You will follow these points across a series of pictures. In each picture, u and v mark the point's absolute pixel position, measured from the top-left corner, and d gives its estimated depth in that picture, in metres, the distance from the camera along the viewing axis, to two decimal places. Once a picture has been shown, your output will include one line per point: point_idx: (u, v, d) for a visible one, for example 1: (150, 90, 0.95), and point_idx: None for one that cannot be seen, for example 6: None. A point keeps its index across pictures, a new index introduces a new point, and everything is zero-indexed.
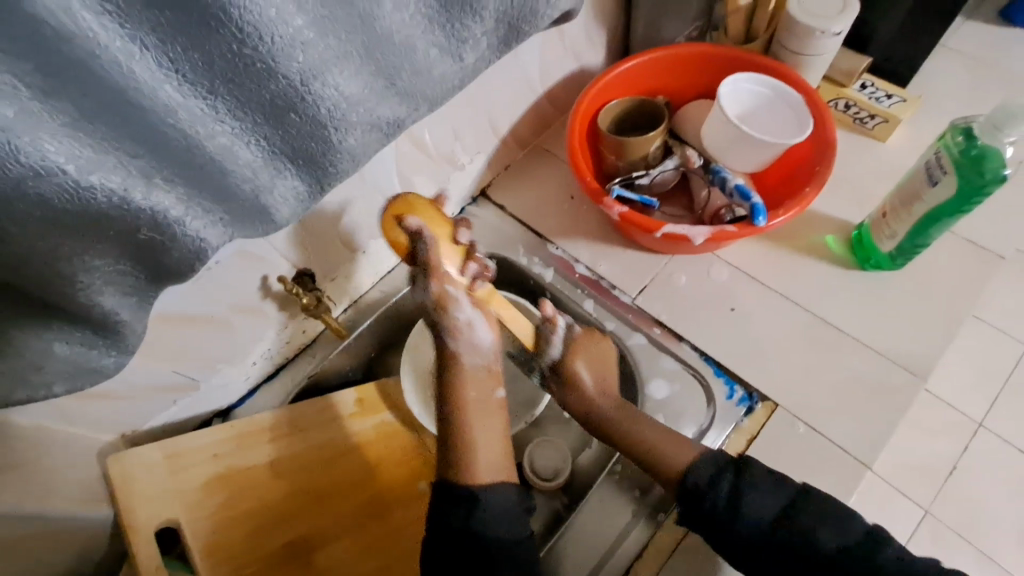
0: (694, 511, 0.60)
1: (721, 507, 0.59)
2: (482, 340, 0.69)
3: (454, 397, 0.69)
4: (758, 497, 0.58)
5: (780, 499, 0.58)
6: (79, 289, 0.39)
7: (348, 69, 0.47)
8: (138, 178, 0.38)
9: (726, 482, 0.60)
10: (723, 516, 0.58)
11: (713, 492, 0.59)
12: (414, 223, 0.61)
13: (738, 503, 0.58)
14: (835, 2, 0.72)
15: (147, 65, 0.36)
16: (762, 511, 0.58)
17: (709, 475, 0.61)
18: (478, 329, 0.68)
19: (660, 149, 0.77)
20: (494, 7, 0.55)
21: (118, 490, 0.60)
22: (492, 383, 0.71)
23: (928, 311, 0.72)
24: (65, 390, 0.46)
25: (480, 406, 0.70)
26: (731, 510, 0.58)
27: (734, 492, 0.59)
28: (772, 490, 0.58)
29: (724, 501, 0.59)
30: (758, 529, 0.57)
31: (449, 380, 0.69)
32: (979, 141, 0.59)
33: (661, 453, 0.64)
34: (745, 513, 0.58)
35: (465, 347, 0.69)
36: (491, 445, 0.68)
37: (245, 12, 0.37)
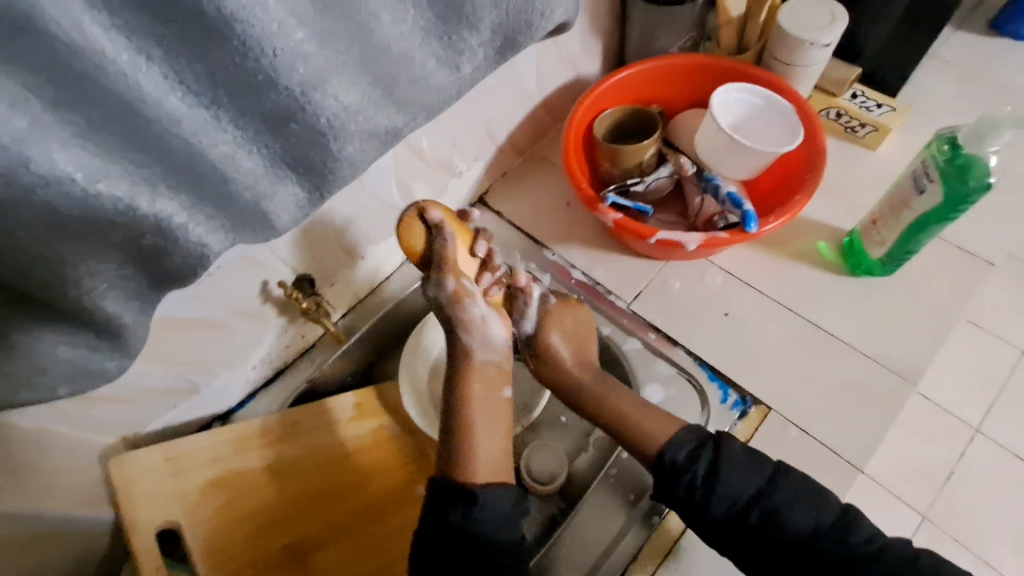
0: (671, 486, 0.62)
1: (698, 485, 0.61)
2: (494, 337, 0.72)
3: (463, 391, 0.70)
4: (732, 475, 0.60)
5: (754, 479, 0.60)
6: (84, 293, 0.41)
7: (347, 80, 0.48)
8: (143, 185, 0.39)
9: (703, 461, 0.62)
10: (700, 494, 0.60)
11: (691, 469, 0.61)
12: (437, 215, 0.67)
13: (713, 480, 0.60)
14: (825, 14, 0.74)
15: (153, 77, 0.37)
16: (738, 490, 0.60)
17: (687, 451, 0.63)
18: (491, 325, 0.71)
19: (654, 156, 0.78)
20: (490, 20, 0.56)
21: (119, 492, 0.60)
22: (499, 381, 0.73)
23: (918, 316, 0.73)
24: (69, 393, 0.47)
25: (485, 404, 0.71)
26: (708, 488, 0.60)
27: (711, 470, 0.61)
28: (746, 469, 0.61)
29: (702, 478, 0.61)
30: (733, 507, 0.59)
31: (458, 374, 0.70)
32: (964, 150, 0.61)
33: (644, 427, 0.66)
34: (720, 491, 0.60)
35: (478, 343, 0.71)
36: (495, 443, 0.68)
37: (248, 27, 0.38)
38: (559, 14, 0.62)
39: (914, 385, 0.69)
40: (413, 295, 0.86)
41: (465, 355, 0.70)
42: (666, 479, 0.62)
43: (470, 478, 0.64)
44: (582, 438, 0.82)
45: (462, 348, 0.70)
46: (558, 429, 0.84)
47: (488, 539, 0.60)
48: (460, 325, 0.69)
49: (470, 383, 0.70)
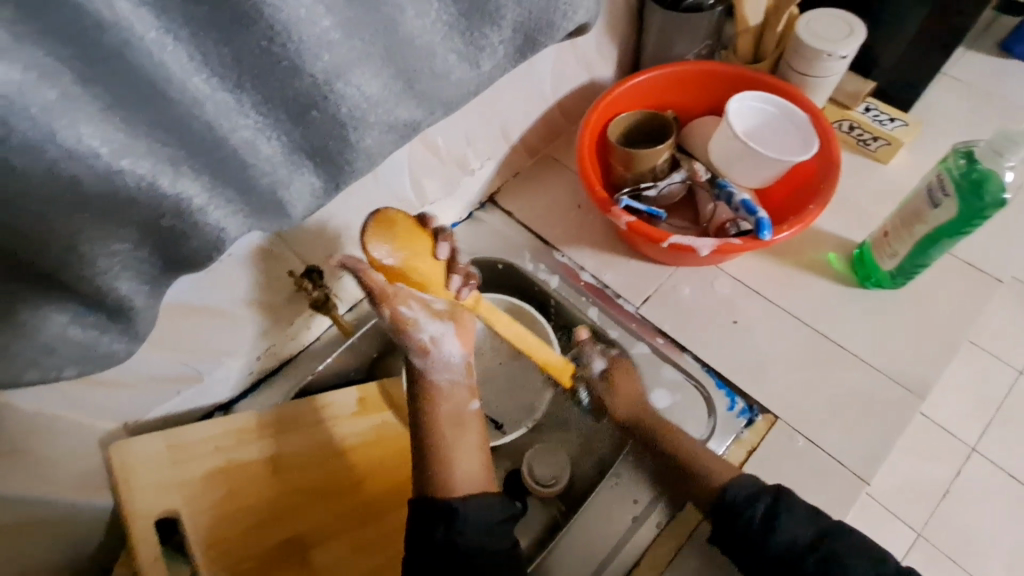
0: (728, 526, 0.62)
1: (756, 525, 0.61)
2: (449, 352, 0.72)
3: (427, 412, 0.71)
4: (794, 520, 0.60)
5: (814, 524, 0.60)
6: (98, 273, 0.40)
7: (369, 71, 0.48)
8: (166, 165, 0.38)
9: (763, 501, 0.61)
10: (759, 533, 0.61)
11: (751, 510, 0.61)
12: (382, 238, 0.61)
13: (773, 522, 0.60)
14: (843, 26, 0.74)
15: (179, 56, 0.37)
16: (798, 533, 0.60)
17: (748, 493, 0.62)
18: (446, 345, 0.72)
19: (668, 161, 0.78)
20: (513, 18, 0.56)
21: (119, 480, 0.60)
22: (465, 397, 0.74)
23: (926, 331, 0.73)
24: (75, 374, 0.46)
25: (453, 419, 0.72)
26: (767, 529, 0.60)
27: (771, 512, 0.61)
28: (808, 514, 0.61)
29: (760, 520, 0.61)
30: (790, 550, 0.60)
31: (420, 395, 0.72)
32: (980, 164, 0.61)
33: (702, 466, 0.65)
34: (779, 534, 0.60)
35: (436, 364, 0.72)
36: (470, 454, 0.70)
37: (277, 11, 0.38)
38: (581, 16, 0.63)
39: (921, 399, 0.69)
40: None
41: (424, 376, 0.72)
42: (724, 518, 0.62)
43: (446, 492, 0.65)
44: (585, 442, 0.81)
45: (419, 370, 0.72)
46: (560, 431, 0.83)
47: (471, 547, 0.62)
48: (413, 350, 0.70)
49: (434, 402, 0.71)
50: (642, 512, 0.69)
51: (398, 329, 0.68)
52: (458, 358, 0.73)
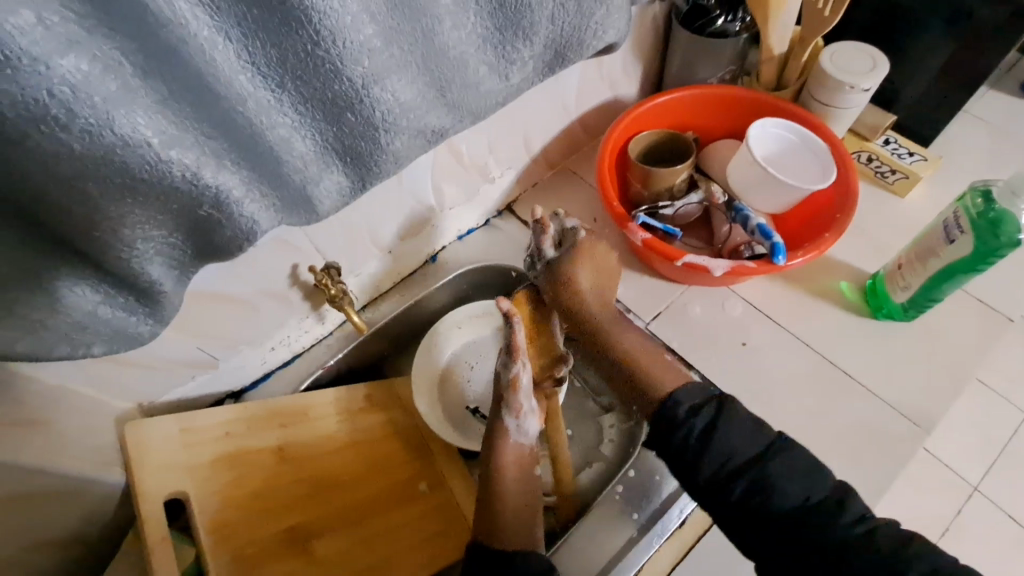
0: (666, 441, 0.62)
1: (692, 440, 0.60)
2: (533, 427, 0.70)
3: (498, 456, 0.69)
4: (730, 436, 0.59)
5: (753, 446, 0.59)
6: (134, 256, 0.41)
7: (405, 78, 0.50)
8: (210, 157, 0.40)
9: (704, 415, 0.61)
10: (694, 447, 0.60)
11: (687, 425, 0.61)
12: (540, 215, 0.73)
13: (707, 439, 0.60)
14: (866, 60, 0.75)
15: (228, 55, 0.39)
16: (734, 452, 0.59)
17: (690, 406, 0.63)
18: (531, 422, 0.70)
19: (685, 182, 0.80)
20: (545, 34, 0.58)
21: (131, 458, 0.61)
22: (530, 464, 0.71)
23: (936, 364, 0.73)
24: (103, 352, 0.47)
25: (521, 484, 0.69)
26: (704, 443, 0.60)
27: (710, 426, 0.60)
28: (748, 437, 0.60)
29: (697, 435, 0.60)
30: (725, 467, 0.58)
31: (492, 451, 0.69)
32: (997, 204, 0.61)
33: (651, 372, 0.67)
34: (714, 449, 0.59)
35: (515, 430, 0.69)
36: (523, 509, 0.67)
37: (325, 17, 0.40)
38: (611, 35, 0.64)
39: (926, 432, 0.69)
40: (435, 294, 0.88)
41: (502, 435, 0.69)
42: (663, 431, 0.63)
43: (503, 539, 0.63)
44: (587, 453, 0.82)
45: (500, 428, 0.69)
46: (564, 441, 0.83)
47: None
48: (508, 409, 0.68)
49: (503, 459, 0.69)
50: (642, 520, 0.71)
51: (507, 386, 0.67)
52: (533, 435, 0.71)
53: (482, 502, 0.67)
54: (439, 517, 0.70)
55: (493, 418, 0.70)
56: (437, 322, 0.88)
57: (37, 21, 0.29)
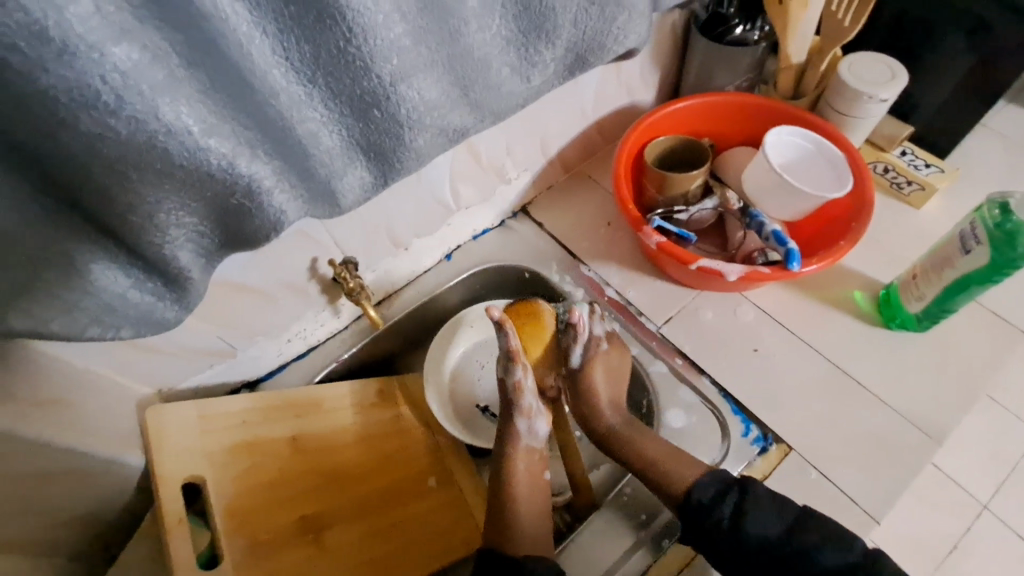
0: (696, 528, 0.63)
1: (724, 526, 0.61)
2: (541, 427, 0.71)
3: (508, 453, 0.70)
4: (762, 514, 0.60)
5: (783, 520, 0.60)
6: (165, 241, 0.42)
7: (431, 77, 0.51)
8: (245, 148, 0.41)
9: (729, 500, 0.62)
10: (728, 531, 0.61)
11: (717, 510, 0.62)
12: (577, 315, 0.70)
13: (739, 523, 0.60)
14: (884, 71, 0.76)
15: (264, 49, 0.40)
16: (765, 532, 0.60)
17: (714, 492, 0.63)
18: (540, 420, 0.71)
19: (701, 187, 0.80)
20: (567, 38, 0.59)
21: (151, 442, 0.62)
22: (540, 466, 0.72)
23: (949, 376, 0.73)
24: (131, 335, 0.48)
25: (530, 487, 0.69)
26: (736, 529, 0.60)
27: (737, 512, 0.61)
28: (773, 511, 0.61)
29: (729, 518, 0.61)
30: (762, 546, 0.60)
31: (502, 456, 0.70)
32: (1014, 216, 0.60)
33: (666, 470, 0.66)
34: (749, 531, 0.60)
35: (525, 431, 0.70)
36: (534, 513, 0.68)
37: (358, 16, 0.41)
38: (632, 41, 0.65)
39: (938, 444, 0.69)
40: (448, 293, 0.89)
41: (513, 437, 0.70)
42: (691, 520, 0.63)
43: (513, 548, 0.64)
44: (597, 455, 0.83)
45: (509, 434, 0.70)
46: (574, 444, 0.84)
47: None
48: (517, 412, 0.69)
49: (514, 466, 0.69)
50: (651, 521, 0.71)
51: (513, 390, 0.68)
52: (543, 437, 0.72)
53: (495, 498, 0.68)
54: (448, 513, 0.71)
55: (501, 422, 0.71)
56: (449, 320, 0.89)
57: (95, 11, 0.31)
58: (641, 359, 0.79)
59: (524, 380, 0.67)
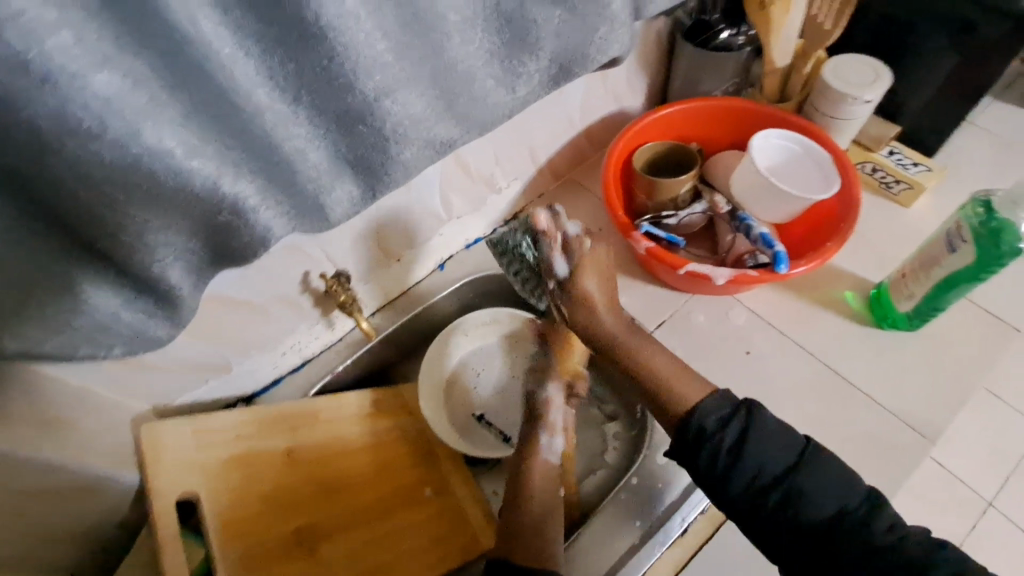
0: (692, 453, 0.61)
1: (722, 453, 0.59)
2: (562, 444, 0.73)
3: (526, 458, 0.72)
4: (763, 446, 0.59)
5: (786, 456, 0.58)
6: (154, 260, 0.43)
7: (415, 91, 0.51)
8: (229, 167, 0.42)
9: (732, 427, 0.60)
10: (723, 463, 0.59)
11: (718, 436, 0.60)
12: (544, 221, 0.70)
13: (739, 451, 0.58)
14: (868, 72, 0.76)
15: (248, 70, 0.41)
16: (764, 466, 0.58)
17: (718, 417, 0.61)
18: (558, 437, 0.74)
19: (689, 192, 0.81)
20: (551, 49, 0.60)
21: (147, 456, 0.62)
22: (557, 483, 0.72)
23: (941, 373, 0.73)
24: (123, 353, 0.48)
25: (544, 501, 0.69)
26: (733, 457, 0.58)
27: (740, 437, 0.59)
28: (781, 443, 0.59)
29: (728, 447, 0.59)
30: (756, 482, 0.58)
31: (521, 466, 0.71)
32: (998, 214, 0.60)
33: (674, 388, 0.65)
34: (746, 462, 0.58)
35: (544, 445, 0.72)
36: (549, 519, 0.68)
37: (340, 35, 0.42)
38: (615, 50, 0.66)
39: (932, 443, 0.69)
40: (442, 302, 0.89)
41: (532, 449, 0.72)
42: (687, 445, 0.62)
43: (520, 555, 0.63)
44: (594, 460, 0.83)
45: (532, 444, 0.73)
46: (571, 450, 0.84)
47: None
48: (540, 423, 0.73)
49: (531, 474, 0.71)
50: (649, 524, 0.71)
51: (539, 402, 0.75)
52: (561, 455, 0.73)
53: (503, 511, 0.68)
54: (444, 522, 0.71)
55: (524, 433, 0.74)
56: (444, 330, 0.89)
57: (75, 41, 0.31)
58: None
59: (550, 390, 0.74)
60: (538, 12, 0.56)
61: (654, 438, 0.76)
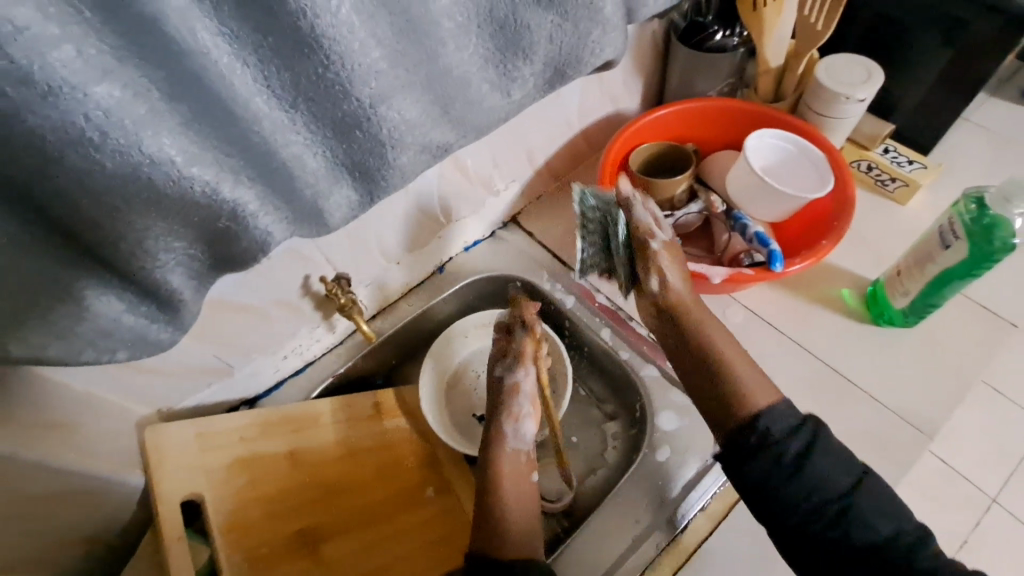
0: (747, 457, 0.59)
1: (783, 461, 0.57)
2: (529, 429, 0.72)
3: (493, 450, 0.70)
4: (826, 465, 0.57)
5: (845, 475, 0.57)
6: (157, 266, 0.44)
7: (410, 97, 0.52)
8: (228, 174, 0.43)
9: (799, 437, 0.58)
10: (783, 472, 0.57)
11: (781, 445, 0.58)
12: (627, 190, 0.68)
13: (803, 464, 0.56)
14: (861, 71, 0.77)
15: (246, 79, 0.42)
16: (826, 482, 0.56)
17: (785, 427, 0.59)
18: (527, 424, 0.72)
19: (685, 192, 0.82)
20: (544, 53, 0.61)
21: (150, 459, 0.64)
22: (528, 471, 0.72)
23: (938, 369, 0.73)
24: (127, 357, 0.49)
25: (516, 494, 0.69)
26: (795, 468, 0.56)
27: (805, 450, 0.57)
28: (843, 465, 0.57)
29: (790, 457, 0.57)
30: (814, 497, 0.56)
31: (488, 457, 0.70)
32: (990, 211, 0.61)
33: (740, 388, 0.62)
34: (806, 475, 0.56)
35: (512, 433, 0.71)
36: (522, 513, 0.68)
37: (335, 43, 0.43)
38: (609, 53, 0.66)
39: (930, 438, 0.69)
40: (442, 304, 0.90)
41: (499, 439, 0.71)
42: (744, 449, 0.59)
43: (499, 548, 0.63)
44: (594, 460, 0.83)
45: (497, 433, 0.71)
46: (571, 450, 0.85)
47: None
48: (505, 411, 0.71)
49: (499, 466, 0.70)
50: (649, 524, 0.71)
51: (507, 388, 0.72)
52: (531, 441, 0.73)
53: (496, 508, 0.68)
54: (445, 523, 0.71)
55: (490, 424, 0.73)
56: (444, 332, 0.90)
57: (77, 53, 0.32)
58: (613, 345, 0.83)
59: (514, 378, 0.72)
60: (531, 17, 0.57)
61: (654, 436, 0.76)
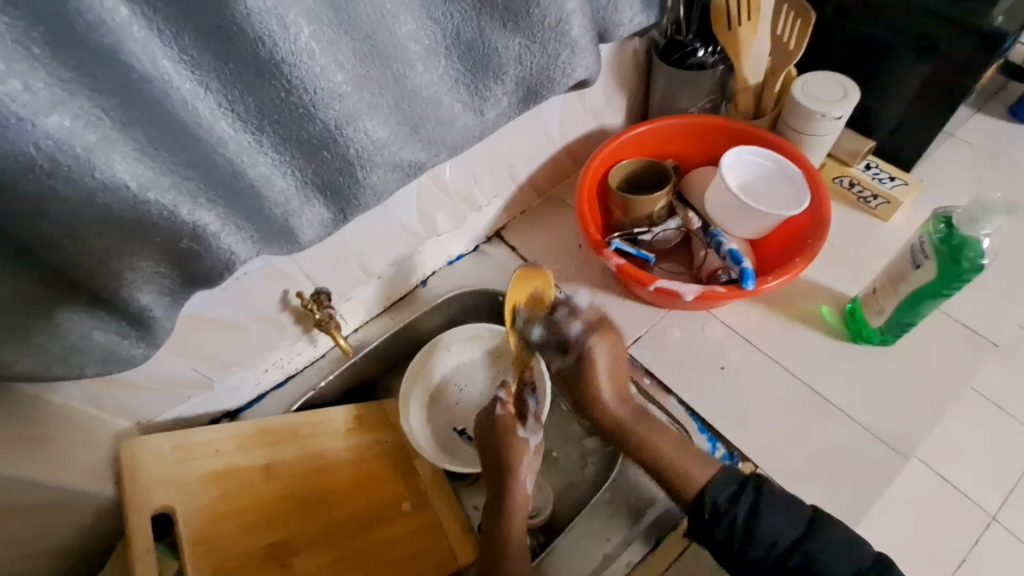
0: (708, 531, 0.63)
1: (737, 526, 0.62)
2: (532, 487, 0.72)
3: (510, 500, 0.69)
4: (773, 522, 0.61)
5: (797, 525, 0.60)
6: (123, 284, 0.45)
7: (379, 118, 0.53)
8: (187, 196, 0.44)
9: (744, 501, 0.62)
10: (739, 537, 0.61)
11: (732, 512, 0.62)
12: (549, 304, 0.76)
13: (752, 528, 0.61)
14: (837, 89, 0.77)
15: (208, 104, 0.43)
16: (777, 538, 0.60)
17: (728, 493, 0.63)
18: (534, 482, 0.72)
19: (664, 209, 0.81)
20: (515, 74, 0.62)
21: (126, 473, 0.65)
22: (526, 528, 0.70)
23: (915, 388, 0.73)
24: (95, 373, 0.51)
25: (521, 542, 0.67)
26: (748, 533, 0.61)
27: (752, 511, 0.62)
28: (789, 516, 0.61)
29: (742, 521, 0.62)
30: (774, 551, 0.60)
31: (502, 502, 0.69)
32: (958, 230, 0.61)
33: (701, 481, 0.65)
34: (760, 538, 0.60)
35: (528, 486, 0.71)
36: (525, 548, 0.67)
37: (294, 69, 0.44)
38: (580, 73, 0.67)
39: (905, 458, 0.68)
40: (424, 318, 0.91)
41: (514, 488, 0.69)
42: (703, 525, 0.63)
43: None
44: (572, 476, 0.83)
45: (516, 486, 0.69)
46: (550, 465, 0.85)
47: None
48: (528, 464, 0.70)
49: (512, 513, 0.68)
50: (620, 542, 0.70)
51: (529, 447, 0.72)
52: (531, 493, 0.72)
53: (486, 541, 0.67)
54: (419, 538, 0.71)
55: (504, 474, 0.70)
56: (424, 347, 0.89)
57: (24, 87, 0.33)
58: None
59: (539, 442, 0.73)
60: (498, 39, 0.58)
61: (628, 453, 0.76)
